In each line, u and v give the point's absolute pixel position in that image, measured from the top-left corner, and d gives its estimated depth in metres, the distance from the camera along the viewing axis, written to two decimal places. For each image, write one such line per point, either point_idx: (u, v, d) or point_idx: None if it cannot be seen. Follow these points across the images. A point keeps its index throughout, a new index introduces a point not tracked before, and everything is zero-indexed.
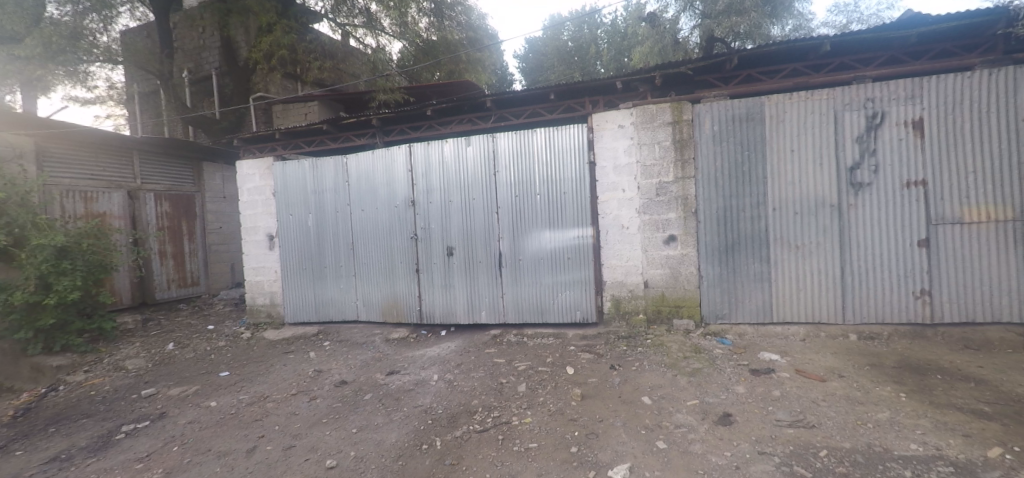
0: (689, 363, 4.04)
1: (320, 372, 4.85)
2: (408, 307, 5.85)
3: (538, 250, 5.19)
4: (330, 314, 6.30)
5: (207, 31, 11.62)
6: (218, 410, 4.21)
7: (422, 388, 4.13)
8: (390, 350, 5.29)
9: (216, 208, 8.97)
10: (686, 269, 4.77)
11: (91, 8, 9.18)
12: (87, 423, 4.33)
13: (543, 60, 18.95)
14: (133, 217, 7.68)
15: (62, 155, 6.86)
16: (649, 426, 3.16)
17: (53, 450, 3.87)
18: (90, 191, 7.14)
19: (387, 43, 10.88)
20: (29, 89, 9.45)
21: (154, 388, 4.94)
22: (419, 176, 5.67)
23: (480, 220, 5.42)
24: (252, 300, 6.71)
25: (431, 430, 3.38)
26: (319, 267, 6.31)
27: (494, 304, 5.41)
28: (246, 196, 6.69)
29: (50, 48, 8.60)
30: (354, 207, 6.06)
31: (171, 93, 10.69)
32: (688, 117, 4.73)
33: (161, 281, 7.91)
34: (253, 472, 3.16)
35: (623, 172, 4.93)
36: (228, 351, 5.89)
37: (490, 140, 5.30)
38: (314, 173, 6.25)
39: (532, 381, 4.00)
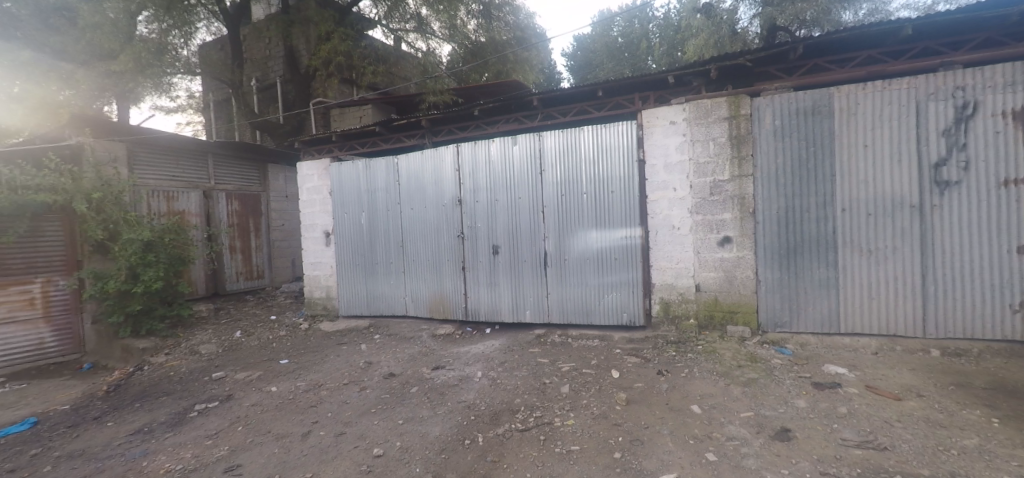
0: (744, 373, 3.81)
1: (370, 364, 5.00)
2: (454, 304, 5.92)
3: (584, 250, 5.08)
4: (380, 309, 6.50)
5: (273, 42, 12.37)
6: (277, 395, 4.43)
7: (466, 385, 4.16)
8: (436, 346, 5.38)
9: (279, 206, 9.50)
10: (742, 272, 4.51)
11: (173, 26, 9.93)
12: (165, 401, 4.70)
13: (593, 58, 18.61)
14: (207, 214, 8.27)
15: (149, 158, 7.51)
16: (700, 436, 3.00)
17: (136, 423, 4.23)
18: (172, 190, 7.75)
19: (436, 46, 11.14)
20: (122, 97, 10.42)
21: (222, 371, 5.29)
22: (466, 176, 5.72)
23: (526, 219, 5.38)
24: (310, 293, 7.03)
25: (474, 426, 3.39)
26: (370, 263, 6.52)
27: (539, 303, 5.36)
28: (305, 195, 7.02)
29: (140, 62, 9.36)
30: (403, 205, 6.21)
31: (242, 99, 11.46)
32: (746, 111, 4.46)
33: (231, 274, 8.47)
34: (306, 454, 3.29)
35: (674, 170, 4.72)
36: (287, 340, 6.21)
37: (537, 139, 5.25)
38: (367, 173, 6.46)
39: (576, 383, 3.92)
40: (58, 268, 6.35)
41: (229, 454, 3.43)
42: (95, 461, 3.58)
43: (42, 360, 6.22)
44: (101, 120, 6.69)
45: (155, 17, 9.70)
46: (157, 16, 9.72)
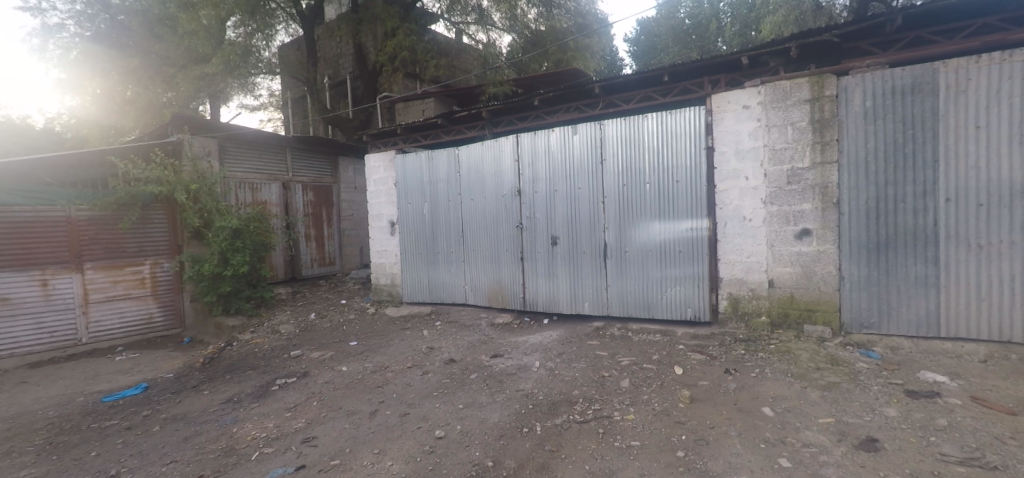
0: (823, 376, 3.53)
1: (432, 349, 5.17)
2: (512, 293, 5.96)
3: (647, 241, 4.91)
4: (441, 296, 6.68)
5: (343, 41, 13.05)
6: (348, 374, 4.69)
7: (524, 374, 4.18)
8: (495, 335, 5.45)
9: (349, 197, 10.01)
10: (823, 268, 4.17)
11: (257, 30, 10.63)
12: (250, 374, 5.13)
13: (658, 41, 17.81)
14: (286, 204, 8.87)
15: (237, 153, 8.18)
16: (772, 440, 2.82)
17: (226, 393, 4.65)
18: (256, 183, 8.38)
19: (497, 37, 11.22)
20: (214, 97, 11.40)
21: (300, 350, 5.69)
22: (525, 165, 5.71)
23: (586, 210, 5.29)
24: (376, 279, 7.36)
25: (533, 415, 3.40)
26: (432, 252, 6.71)
27: (598, 296, 5.27)
28: (372, 186, 7.33)
29: (229, 64, 10.16)
30: (464, 196, 6.32)
31: (316, 96, 12.13)
32: (831, 92, 4.08)
33: (306, 260, 9.05)
34: (373, 432, 3.46)
35: (747, 158, 4.43)
36: (356, 323, 6.56)
37: (598, 127, 5.13)
38: (429, 164, 6.64)
39: (636, 377, 3.82)
40: (163, 252, 7.10)
41: (305, 426, 3.68)
42: (193, 425, 3.98)
43: (150, 333, 6.96)
44: (197, 119, 7.37)
45: (241, 21, 10.44)
46: (243, 21, 10.46)
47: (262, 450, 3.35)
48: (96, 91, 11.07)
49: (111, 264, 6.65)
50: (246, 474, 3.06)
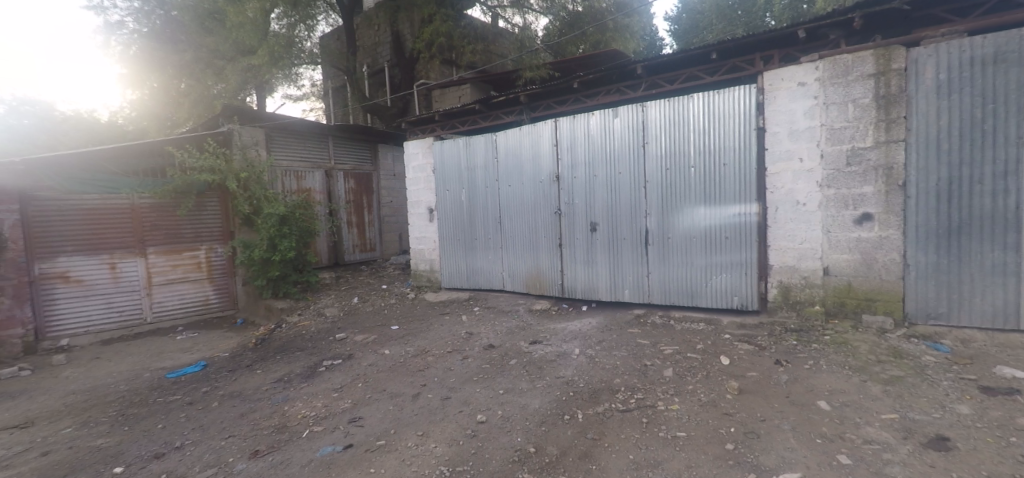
0: (885, 369, 3.34)
1: (472, 334, 5.23)
2: (550, 280, 5.93)
3: (690, 228, 4.75)
4: (479, 282, 6.73)
5: (381, 29, 13.29)
6: (391, 358, 4.82)
7: (564, 360, 4.17)
8: (533, 321, 5.46)
9: (388, 184, 10.19)
10: (884, 255, 3.91)
11: (298, 20, 10.92)
12: (299, 355, 5.36)
13: (700, 19, 17.01)
14: (329, 192, 9.13)
15: (284, 142, 8.49)
16: (829, 436, 2.70)
17: (278, 373, 4.87)
18: (301, 171, 8.66)
19: (534, 20, 11.15)
20: (259, 87, 11.81)
21: (344, 333, 5.89)
22: (564, 151, 5.62)
23: (626, 195, 5.16)
24: (416, 265, 7.48)
25: (574, 403, 3.38)
26: (470, 238, 6.75)
27: (639, 283, 5.17)
28: (411, 173, 7.41)
29: (274, 56, 10.44)
30: (502, 182, 6.29)
31: (356, 86, 12.21)
32: (899, 65, 3.78)
33: (349, 246, 9.33)
34: (418, 414, 3.54)
35: (801, 138, 4.19)
36: (397, 308, 6.71)
37: (640, 110, 4.96)
38: (467, 151, 6.64)
39: (680, 367, 3.73)
40: (217, 237, 7.49)
41: (352, 406, 3.81)
42: (248, 402, 4.20)
43: (207, 314, 7.39)
44: (245, 110, 7.68)
45: (285, 13, 10.72)
46: (286, 12, 10.73)
47: (312, 429, 3.49)
48: (153, 85, 11.72)
49: (170, 249, 7.05)
50: (298, 450, 3.19)
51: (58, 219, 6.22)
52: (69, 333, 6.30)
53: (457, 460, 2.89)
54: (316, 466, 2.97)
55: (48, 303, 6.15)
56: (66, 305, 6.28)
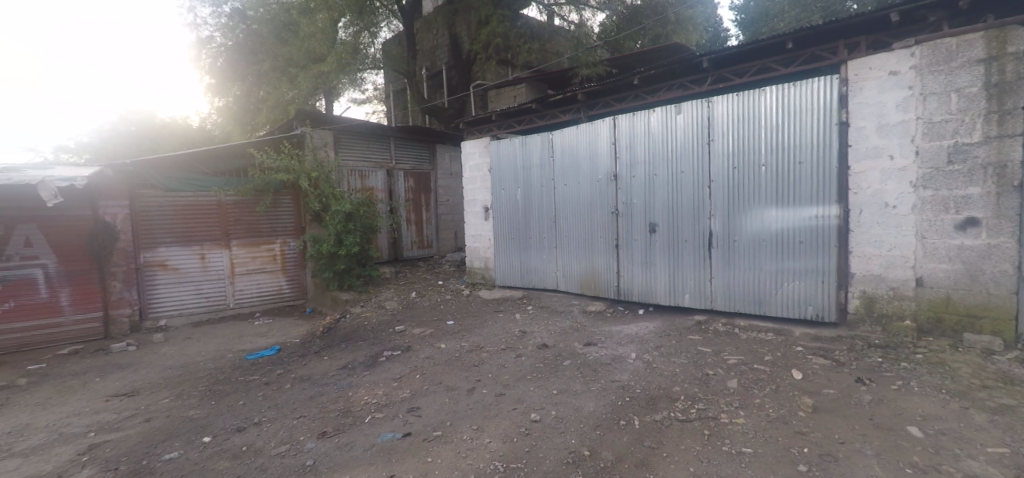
0: (991, 396, 2.96)
1: (525, 333, 5.21)
2: (606, 281, 5.80)
3: (760, 230, 4.46)
4: (533, 281, 6.71)
5: (439, 33, 13.68)
6: (446, 352, 4.91)
7: (620, 364, 4.05)
8: (587, 322, 5.36)
9: (446, 183, 10.42)
10: (992, 266, 3.48)
11: (364, 28, 11.47)
12: (361, 345, 5.59)
13: (770, 8, 15.93)
14: (390, 190, 9.46)
15: (350, 143, 8.89)
16: (921, 467, 2.42)
17: (342, 360, 5.10)
18: (365, 170, 9.04)
19: (590, 16, 11.03)
20: (327, 93, 12.48)
21: (403, 326, 6.07)
22: (622, 149, 5.47)
23: (688, 195, 4.94)
24: (471, 262, 7.58)
25: (630, 408, 3.28)
26: (525, 237, 6.73)
27: (701, 288, 4.93)
28: (468, 172, 7.51)
29: (341, 63, 10.99)
30: (558, 181, 6.23)
31: (415, 88, 12.64)
32: (1015, 49, 3.36)
33: (407, 242, 9.62)
34: (472, 408, 3.57)
35: (892, 133, 3.81)
36: (452, 303, 6.83)
37: (706, 106, 4.73)
38: (523, 150, 6.63)
39: (746, 378, 3.51)
40: (290, 232, 7.98)
41: (410, 397, 3.90)
42: (316, 386, 4.42)
43: (280, 302, 7.89)
44: (315, 112, 8.14)
45: (351, 21, 11.33)
46: (352, 21, 11.35)
47: (374, 415, 3.61)
48: (236, 92, 12.76)
49: (250, 242, 7.59)
50: (361, 434, 3.31)
51: (159, 212, 6.88)
52: (166, 314, 6.95)
53: (511, 457, 2.88)
54: (377, 450, 3.05)
55: (149, 287, 6.82)
56: (164, 289, 6.93)
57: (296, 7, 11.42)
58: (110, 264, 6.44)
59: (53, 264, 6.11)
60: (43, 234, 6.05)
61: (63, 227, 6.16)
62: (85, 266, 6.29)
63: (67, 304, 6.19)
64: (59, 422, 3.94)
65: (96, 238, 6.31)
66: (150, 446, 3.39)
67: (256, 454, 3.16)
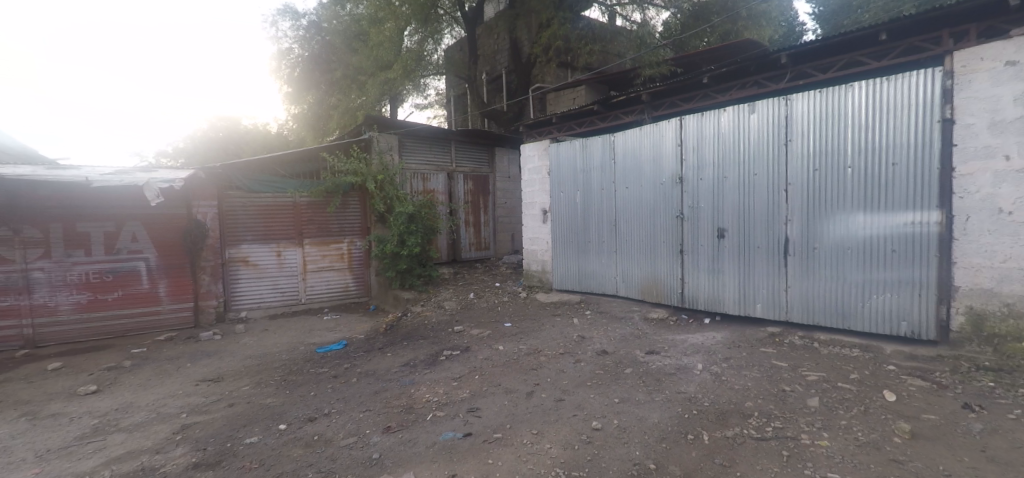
0: None
1: (584, 338, 5.13)
2: (669, 288, 5.58)
3: (845, 237, 4.11)
4: (591, 285, 6.60)
5: (500, 38, 13.89)
6: (504, 354, 4.93)
7: (685, 375, 3.87)
8: (649, 330, 5.19)
9: (504, 186, 10.51)
10: None
11: (428, 35, 11.84)
12: (422, 343, 5.74)
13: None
14: (450, 192, 9.67)
15: (414, 147, 9.21)
16: None
17: (405, 358, 5.27)
18: (427, 173, 9.32)
19: (655, 15, 10.77)
20: (392, 99, 13.01)
21: (462, 326, 6.18)
22: (689, 151, 5.25)
23: (762, 199, 4.65)
24: (528, 265, 7.57)
25: (698, 422, 3.12)
26: (584, 240, 6.64)
27: (774, 297, 4.62)
28: (527, 175, 7.52)
29: (406, 69, 11.42)
30: (619, 184, 6.09)
31: (475, 92, 12.88)
32: None
33: (466, 244, 9.80)
34: (532, 412, 3.55)
35: (1007, 131, 3.39)
36: (509, 306, 6.86)
37: (783, 104, 4.43)
38: (584, 152, 6.54)
39: (829, 398, 3.24)
40: (357, 232, 8.37)
41: (470, 397, 3.95)
42: (381, 381, 4.59)
43: (347, 299, 8.29)
44: (382, 118, 8.51)
45: (416, 30, 11.71)
46: (417, 29, 11.75)
47: (436, 413, 3.68)
48: (310, 101, 13.64)
49: (321, 241, 8.04)
50: (423, 431, 3.38)
51: (243, 212, 7.44)
52: (247, 307, 7.51)
53: (572, 464, 2.83)
54: (439, 448, 3.11)
55: (233, 281, 7.39)
56: (246, 283, 7.49)
57: (366, 18, 12.01)
58: (201, 259, 7.07)
59: (153, 258, 6.77)
60: (146, 230, 6.72)
61: (162, 224, 6.81)
62: (180, 260, 6.95)
63: (164, 294, 6.85)
64: (158, 402, 4.35)
65: (189, 235, 6.95)
66: (234, 429, 3.66)
67: (327, 444, 3.31)
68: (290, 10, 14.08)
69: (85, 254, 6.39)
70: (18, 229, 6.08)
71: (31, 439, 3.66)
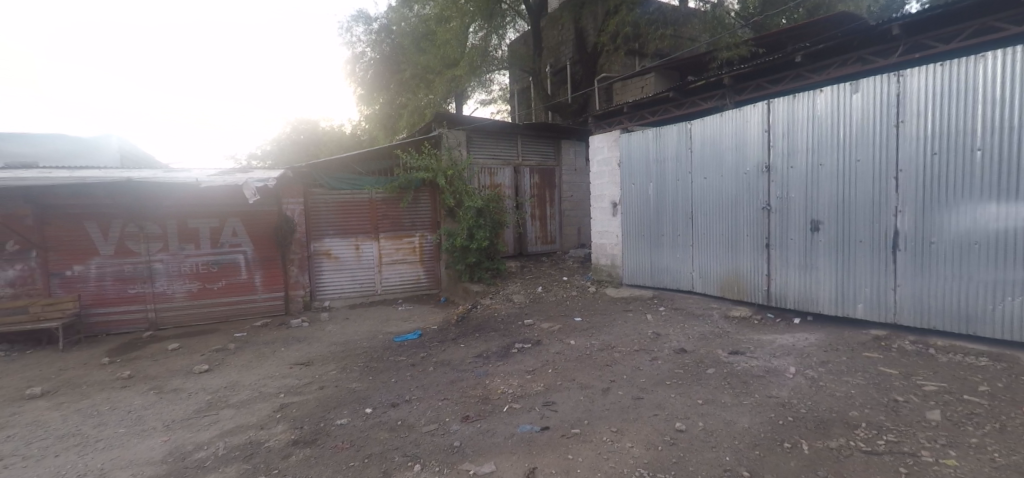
0: None
1: (659, 335, 4.94)
2: (752, 284, 5.24)
3: (970, 230, 3.62)
4: (664, 280, 6.35)
5: (564, 28, 13.73)
6: (576, 348, 4.87)
7: (776, 379, 3.60)
8: (731, 329, 4.89)
9: (570, 179, 10.38)
10: None
11: (491, 30, 12.06)
12: (493, 335, 5.82)
13: None
14: (517, 187, 9.70)
15: (481, 142, 9.33)
16: None
17: (477, 349, 5.36)
18: (493, 168, 9.40)
19: None
20: (459, 95, 13.28)
21: (531, 319, 6.20)
22: (778, 137, 4.87)
23: (866, 188, 4.21)
24: (597, 259, 7.43)
25: (796, 430, 2.89)
26: (657, 234, 6.39)
27: (879, 297, 4.18)
28: (596, 167, 7.35)
29: (472, 65, 11.60)
30: (696, 174, 5.79)
31: (540, 85, 12.84)
32: None
33: (532, 237, 9.81)
34: (609, 409, 3.47)
35: None
36: (578, 300, 6.77)
37: (894, 81, 3.95)
38: (657, 141, 6.28)
39: (954, 412, 2.87)
40: (427, 226, 8.63)
41: (544, 390, 3.93)
42: (456, 371, 4.71)
43: (418, 291, 8.61)
44: (450, 115, 8.73)
45: (480, 26, 11.91)
46: (482, 25, 11.94)
47: (511, 405, 3.71)
48: (382, 101, 14.28)
49: (395, 235, 8.38)
50: (501, 422, 3.42)
51: (325, 209, 7.94)
52: (329, 297, 8.03)
53: (657, 465, 2.73)
54: (518, 440, 3.13)
55: (318, 272, 7.93)
56: (328, 275, 8.00)
57: (433, 17, 12.32)
58: (290, 252, 7.64)
59: (250, 251, 7.40)
60: (244, 226, 7.36)
61: (257, 219, 7.42)
62: (273, 253, 7.54)
63: (259, 284, 7.48)
64: (260, 382, 4.77)
65: (280, 230, 7.52)
66: (326, 411, 3.91)
67: (410, 429, 3.44)
68: (362, 15, 14.74)
69: (194, 247, 7.12)
70: (142, 226, 6.88)
71: (159, 410, 4.14)
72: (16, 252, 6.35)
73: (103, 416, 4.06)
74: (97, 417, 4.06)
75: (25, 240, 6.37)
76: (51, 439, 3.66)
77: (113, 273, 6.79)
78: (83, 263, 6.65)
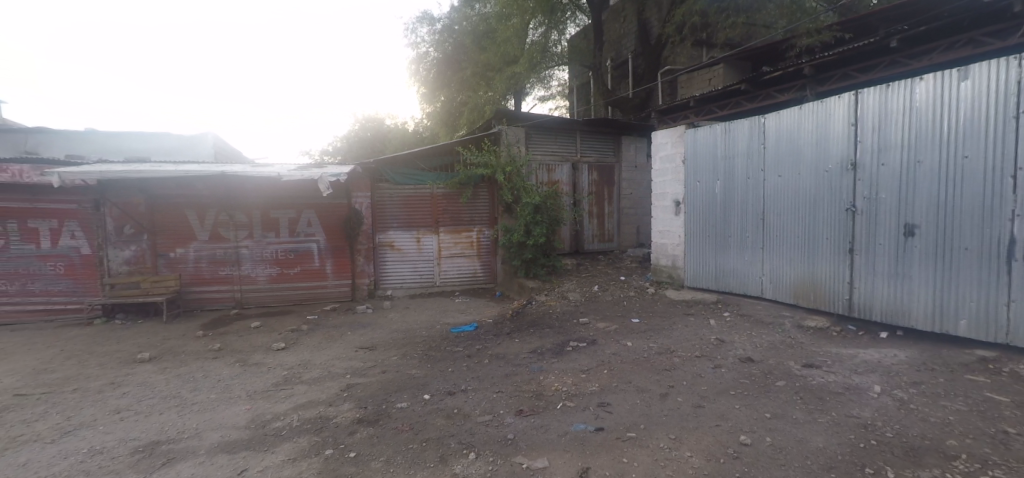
0: None
1: (723, 342, 4.67)
2: (832, 292, 4.82)
3: None
4: (730, 284, 6.01)
5: (627, 20, 13.34)
6: (634, 350, 4.71)
7: (857, 397, 3.29)
8: (805, 339, 4.53)
9: (630, 176, 10.07)
10: None
11: (552, 26, 11.97)
12: (548, 332, 5.79)
13: None
14: (575, 183, 9.57)
15: (541, 138, 9.28)
16: None
17: (531, 345, 5.35)
18: (552, 164, 9.33)
19: None
20: (518, 91, 13.29)
21: (588, 318, 6.09)
22: (867, 131, 4.42)
23: (975, 187, 3.72)
24: (658, 259, 7.17)
25: (880, 454, 2.62)
26: (724, 235, 6.05)
27: (988, 312, 3.69)
28: (659, 164, 7.07)
29: (532, 61, 11.57)
30: (770, 172, 5.41)
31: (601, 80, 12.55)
32: None
33: (589, 235, 9.66)
34: (667, 415, 3.33)
35: None
36: (638, 300, 6.56)
37: (1015, 66, 3.45)
38: (726, 137, 5.93)
39: None
40: (485, 222, 8.72)
41: (599, 391, 3.84)
42: (511, 365, 4.72)
43: (476, 284, 8.73)
44: (510, 111, 8.79)
45: (542, 22, 11.84)
46: (543, 21, 11.88)
47: (566, 403, 3.65)
48: (443, 98, 14.57)
49: (455, 229, 8.55)
50: (555, 419, 3.37)
51: (390, 202, 8.23)
52: (392, 286, 8.34)
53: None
54: (571, 438, 3.08)
55: (382, 263, 8.25)
56: (392, 265, 8.30)
57: (494, 15, 12.42)
58: (356, 243, 8.02)
59: (323, 240, 7.85)
60: (318, 217, 7.81)
61: (329, 211, 7.85)
62: (342, 243, 7.95)
63: (330, 271, 7.91)
64: (327, 363, 5.03)
65: (349, 221, 7.92)
66: (388, 394, 4.06)
67: (466, 418, 3.49)
68: (426, 15, 15.07)
69: (275, 235, 7.64)
70: (232, 214, 7.47)
71: (242, 380, 4.49)
72: (131, 234, 7.15)
73: (197, 383, 4.46)
74: (192, 382, 4.47)
75: (139, 225, 7.16)
76: (155, 399, 4.07)
77: (208, 256, 7.43)
78: (183, 247, 7.34)
